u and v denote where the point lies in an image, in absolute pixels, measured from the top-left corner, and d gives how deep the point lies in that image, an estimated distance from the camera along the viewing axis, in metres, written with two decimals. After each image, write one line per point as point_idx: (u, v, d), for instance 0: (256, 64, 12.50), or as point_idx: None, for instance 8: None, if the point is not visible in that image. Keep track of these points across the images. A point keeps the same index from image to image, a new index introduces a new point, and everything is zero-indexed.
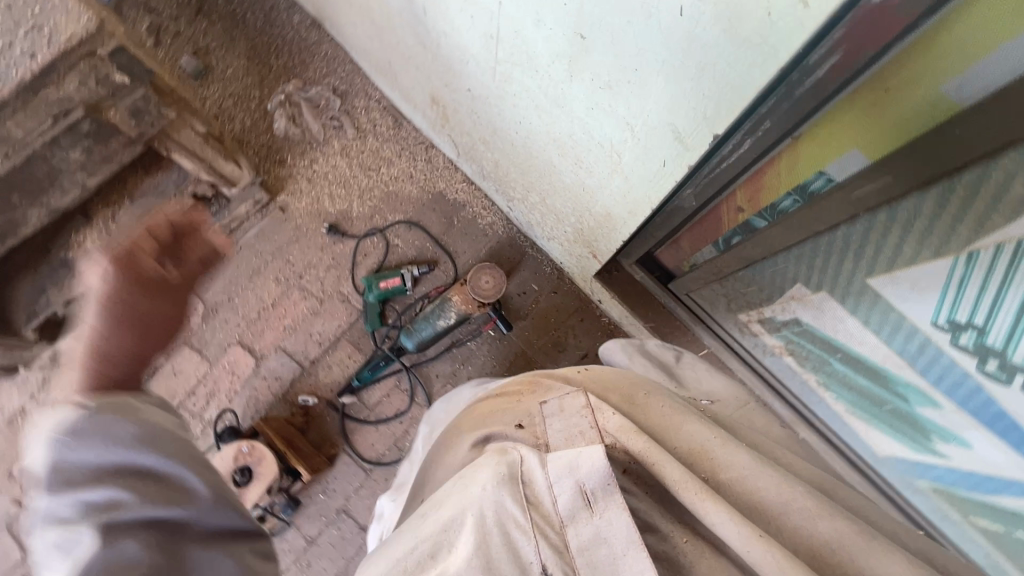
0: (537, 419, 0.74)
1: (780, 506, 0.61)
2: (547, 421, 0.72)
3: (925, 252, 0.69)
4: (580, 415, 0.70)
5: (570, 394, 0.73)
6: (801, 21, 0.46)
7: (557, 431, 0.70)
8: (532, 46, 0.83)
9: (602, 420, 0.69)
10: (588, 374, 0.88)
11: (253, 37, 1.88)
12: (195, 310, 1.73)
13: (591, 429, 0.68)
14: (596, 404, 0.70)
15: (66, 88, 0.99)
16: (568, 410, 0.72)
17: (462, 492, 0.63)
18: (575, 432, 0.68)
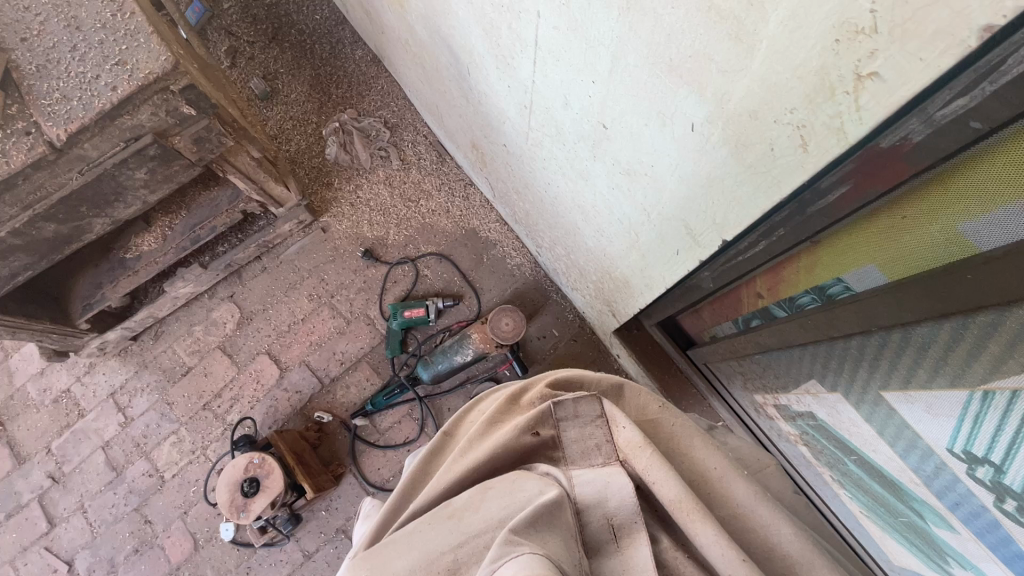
0: (549, 422, 0.68)
1: (767, 545, 0.56)
2: (561, 425, 0.67)
3: (941, 380, 0.65)
4: (594, 425, 0.67)
5: (585, 399, 0.69)
6: (801, 161, 0.47)
7: (572, 442, 0.66)
8: (561, 124, 0.85)
9: (615, 432, 0.65)
10: (610, 383, 0.75)
11: (318, 66, 2.01)
12: (232, 316, 1.83)
13: (606, 443, 0.65)
14: (610, 413, 0.67)
15: (139, 117, 1.10)
16: (583, 416, 0.68)
17: (513, 489, 0.60)
18: (590, 445, 0.65)
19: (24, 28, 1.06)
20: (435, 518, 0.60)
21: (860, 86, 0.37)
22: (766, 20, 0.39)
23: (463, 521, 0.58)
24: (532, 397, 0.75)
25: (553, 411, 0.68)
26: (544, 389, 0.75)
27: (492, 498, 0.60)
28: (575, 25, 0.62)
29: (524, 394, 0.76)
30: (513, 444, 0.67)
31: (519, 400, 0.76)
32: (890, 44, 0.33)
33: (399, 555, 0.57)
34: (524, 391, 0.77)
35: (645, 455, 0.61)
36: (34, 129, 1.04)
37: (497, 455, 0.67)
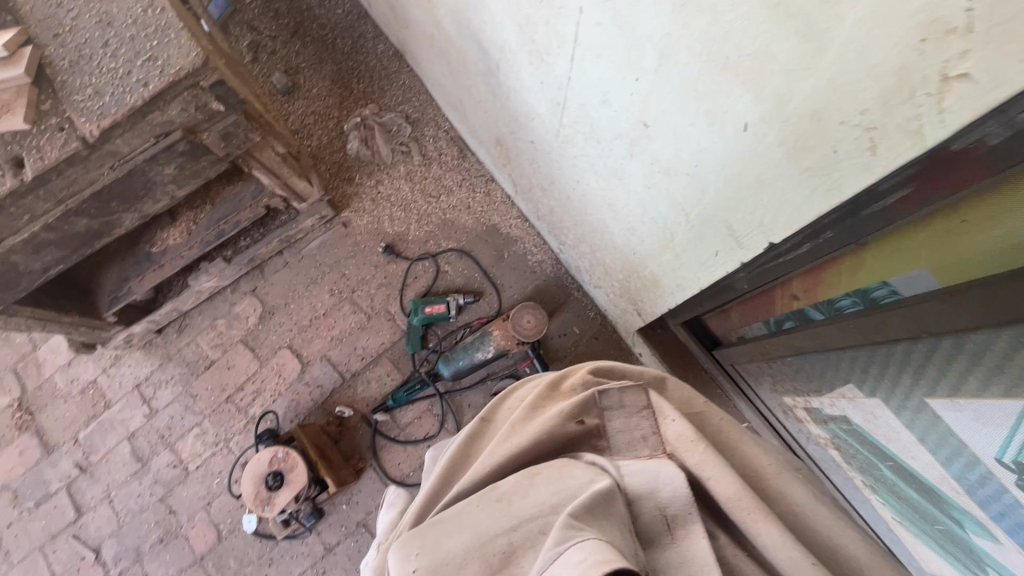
0: (593, 412, 0.63)
1: (826, 545, 0.52)
2: (605, 415, 0.62)
3: (995, 389, 0.63)
4: (640, 416, 0.61)
5: (631, 389, 0.63)
6: (868, 164, 0.45)
7: (616, 432, 0.61)
8: (597, 121, 0.84)
9: (664, 424, 0.60)
10: (654, 374, 0.69)
11: (340, 61, 2.00)
12: (254, 310, 1.84)
13: (654, 434, 0.60)
14: (658, 405, 0.61)
15: (169, 113, 1.11)
16: (630, 406, 0.62)
17: (563, 473, 0.56)
18: (637, 436, 0.60)
19: (57, 23, 1.09)
20: (481, 501, 0.56)
21: (944, 87, 0.35)
22: (843, 17, 0.37)
23: (513, 504, 0.54)
24: (574, 382, 0.69)
25: (598, 399, 0.63)
26: (586, 376, 0.70)
27: (541, 484, 0.55)
28: (622, 21, 0.61)
29: (565, 379, 0.71)
30: (555, 432, 0.62)
31: (560, 385, 0.70)
32: (986, 44, 0.31)
33: (449, 536, 0.54)
34: (565, 377, 0.71)
35: (699, 450, 0.56)
36: (67, 125, 1.05)
37: (539, 443, 0.62)
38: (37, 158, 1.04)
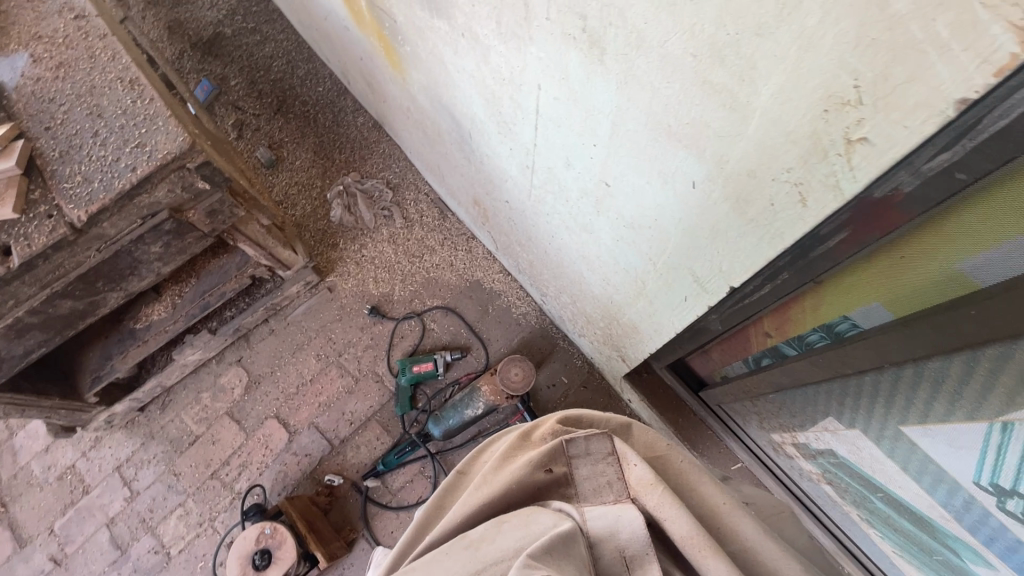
0: (560, 459, 0.64)
1: None
2: (573, 463, 0.63)
3: (959, 413, 0.66)
4: (606, 463, 0.62)
5: (597, 435, 0.64)
6: (800, 215, 0.50)
7: (584, 480, 0.61)
8: (564, 182, 0.90)
9: (627, 469, 0.61)
10: (619, 423, 0.71)
11: (321, 134, 2.10)
12: (240, 381, 1.82)
13: (618, 480, 0.60)
14: (621, 449, 0.62)
15: (156, 195, 1.14)
16: (594, 452, 0.63)
17: (529, 521, 0.56)
18: (602, 482, 0.60)
19: (49, 117, 1.16)
20: (450, 548, 0.56)
21: (850, 148, 0.40)
22: (758, 92, 0.43)
23: (479, 550, 0.54)
24: (543, 432, 0.70)
25: (564, 447, 0.64)
26: (556, 425, 0.71)
27: (508, 530, 0.55)
28: (576, 96, 0.67)
29: (536, 430, 0.71)
30: (523, 480, 0.62)
31: (531, 436, 0.71)
32: (875, 113, 0.36)
33: None
34: (535, 428, 0.72)
35: (657, 493, 0.57)
36: (55, 211, 1.09)
37: (508, 492, 0.62)
38: (24, 245, 1.07)
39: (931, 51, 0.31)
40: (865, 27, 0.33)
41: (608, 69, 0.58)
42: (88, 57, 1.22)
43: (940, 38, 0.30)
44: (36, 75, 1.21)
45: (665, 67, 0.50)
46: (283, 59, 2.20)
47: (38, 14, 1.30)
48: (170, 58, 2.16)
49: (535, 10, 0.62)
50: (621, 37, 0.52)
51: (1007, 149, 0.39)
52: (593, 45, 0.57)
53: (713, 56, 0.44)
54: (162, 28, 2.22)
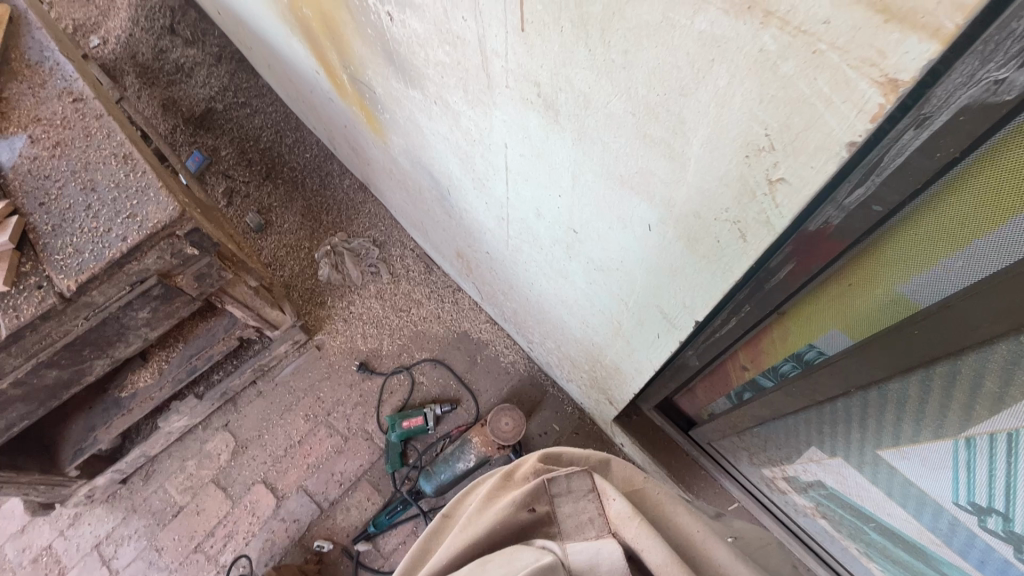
0: (543, 497, 0.64)
1: None
2: (555, 502, 0.63)
3: (926, 433, 0.68)
4: (587, 500, 0.63)
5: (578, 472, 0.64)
6: (743, 249, 0.54)
7: (566, 518, 0.62)
8: (536, 231, 0.94)
9: (607, 504, 0.62)
10: (598, 459, 0.71)
11: (310, 197, 2.17)
12: (227, 446, 1.79)
13: (599, 515, 0.61)
14: (601, 484, 0.63)
15: (146, 262, 1.18)
16: (576, 489, 0.64)
17: (511, 559, 0.56)
18: (584, 519, 0.61)
19: (44, 194, 1.21)
20: None
21: (773, 189, 0.45)
22: (690, 142, 0.48)
23: None
24: (525, 471, 0.71)
25: (547, 486, 0.64)
26: (537, 463, 0.71)
27: (492, 569, 0.55)
28: (539, 152, 0.72)
29: (518, 469, 0.72)
30: (508, 520, 0.62)
31: (514, 475, 0.71)
32: (787, 157, 0.41)
33: None
34: (517, 466, 0.72)
35: (635, 524, 0.58)
36: (45, 283, 1.12)
37: (495, 533, 0.62)
38: (12, 316, 1.08)
39: (818, 104, 0.36)
40: (765, 86, 0.38)
41: (563, 128, 0.63)
42: (84, 136, 1.29)
43: (823, 93, 0.35)
44: (32, 155, 1.27)
45: (611, 124, 0.55)
46: (272, 129, 2.31)
47: (37, 99, 1.38)
48: (162, 132, 2.24)
49: (496, 79, 0.68)
50: (571, 100, 0.58)
51: (909, 181, 0.44)
52: (548, 107, 0.63)
53: (649, 113, 0.50)
54: (156, 104, 2.29)
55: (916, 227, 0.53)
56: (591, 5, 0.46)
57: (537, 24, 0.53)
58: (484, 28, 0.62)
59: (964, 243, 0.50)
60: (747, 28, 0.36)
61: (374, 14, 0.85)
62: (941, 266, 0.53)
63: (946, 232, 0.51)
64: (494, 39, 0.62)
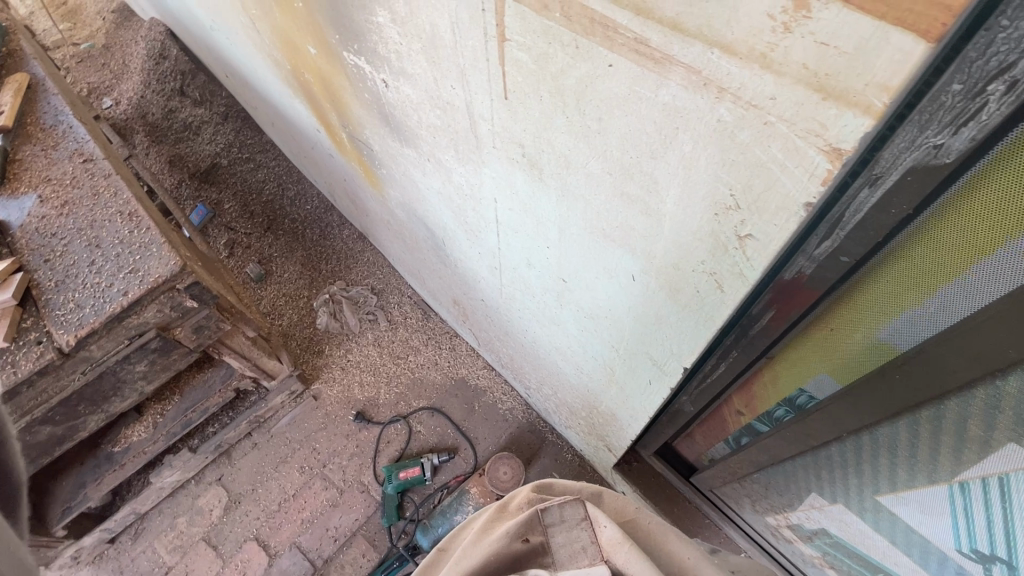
0: (537, 527, 0.63)
1: None
2: (548, 532, 0.63)
3: (921, 477, 0.68)
4: (580, 528, 0.63)
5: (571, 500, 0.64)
6: (721, 300, 0.56)
7: (560, 547, 0.62)
8: (527, 279, 0.97)
9: (599, 532, 0.62)
10: (591, 489, 0.71)
11: (310, 247, 2.22)
12: (219, 501, 1.74)
13: (592, 544, 0.62)
14: (592, 513, 0.63)
15: (145, 315, 1.19)
16: (569, 519, 0.63)
17: None
18: (578, 548, 0.62)
19: (49, 251, 1.24)
20: None
21: (743, 244, 0.47)
22: (664, 200, 0.51)
23: None
24: (519, 502, 0.70)
25: (541, 517, 0.64)
26: (531, 494, 0.70)
27: None
28: (526, 207, 0.76)
29: (512, 500, 0.71)
30: (503, 550, 0.61)
31: (508, 506, 0.70)
32: (753, 215, 0.43)
33: None
34: (511, 498, 0.71)
35: (625, 550, 0.59)
36: (45, 337, 1.13)
37: (488, 566, 0.61)
38: (10, 372, 1.10)
39: (774, 168, 0.38)
40: (726, 151, 0.41)
41: (548, 185, 0.66)
42: (92, 195, 1.34)
43: (778, 158, 0.38)
44: (41, 214, 1.31)
45: (590, 182, 0.58)
46: (275, 182, 2.39)
47: (49, 160, 1.44)
48: (168, 187, 2.32)
49: (483, 140, 0.72)
50: (553, 160, 0.61)
51: (872, 235, 0.46)
52: (532, 166, 0.66)
53: (624, 173, 0.53)
54: (163, 161, 2.38)
55: (891, 273, 0.54)
56: (566, 78, 0.50)
57: (518, 93, 0.57)
58: (471, 95, 0.66)
59: (933, 290, 0.52)
60: (705, 101, 0.39)
61: (370, 81, 0.90)
62: (916, 310, 0.55)
63: (917, 277, 0.52)
64: (480, 104, 0.66)
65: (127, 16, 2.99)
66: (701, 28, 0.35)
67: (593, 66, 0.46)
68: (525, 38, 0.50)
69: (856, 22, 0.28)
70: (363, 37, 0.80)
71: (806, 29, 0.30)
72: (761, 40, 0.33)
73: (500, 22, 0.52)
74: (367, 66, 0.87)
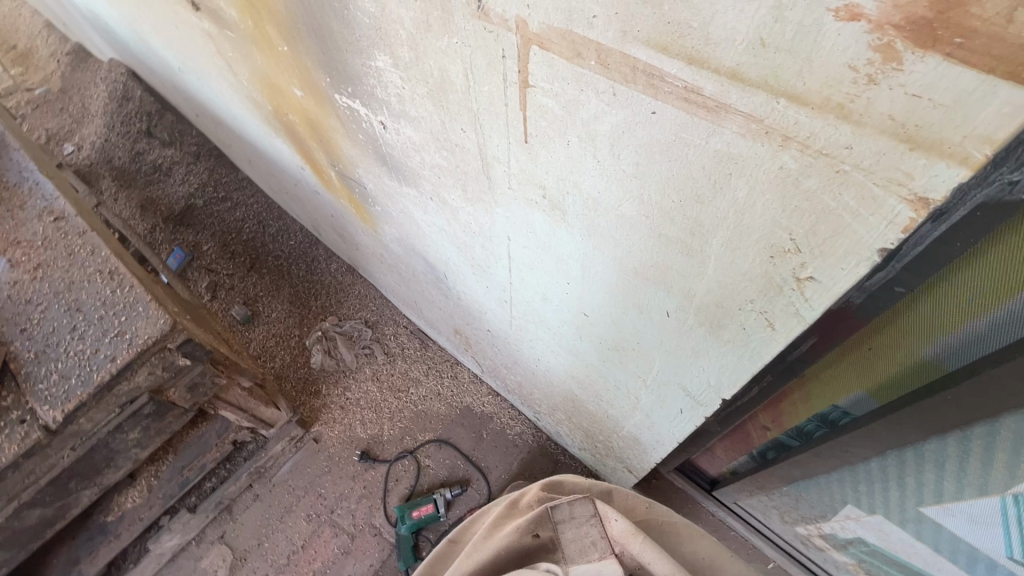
0: (549, 524, 0.68)
1: None
2: (559, 528, 0.68)
3: (970, 489, 0.68)
4: (590, 524, 0.68)
5: (580, 499, 0.70)
6: (771, 337, 0.54)
7: (570, 542, 0.67)
8: (542, 312, 0.94)
9: (609, 526, 0.67)
10: (600, 488, 0.78)
11: (297, 284, 2.15)
12: (223, 560, 1.64)
13: (602, 538, 0.67)
14: (602, 509, 0.68)
15: (137, 379, 1.12)
16: (579, 515, 0.68)
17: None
18: (588, 542, 0.67)
19: (25, 319, 1.17)
20: None
21: (801, 285, 0.45)
22: (709, 242, 0.49)
23: None
24: (529, 500, 0.77)
25: (551, 513, 0.69)
26: (540, 492, 0.77)
27: None
28: (545, 245, 0.73)
29: (522, 498, 0.78)
30: (516, 542, 0.67)
31: (518, 504, 0.77)
32: (814, 258, 0.42)
33: None
34: (521, 495, 0.78)
35: (638, 541, 0.65)
36: (28, 416, 1.05)
37: (502, 557, 0.66)
38: None
39: (846, 215, 0.37)
40: (787, 198, 0.39)
41: (571, 226, 0.64)
42: (67, 255, 1.27)
43: (849, 205, 0.37)
44: (12, 279, 1.23)
45: (623, 224, 0.56)
46: (254, 220, 2.31)
47: (17, 221, 1.36)
48: (141, 233, 2.22)
49: (497, 181, 0.69)
50: (579, 202, 0.59)
51: (928, 269, 0.45)
52: (554, 208, 0.63)
53: (663, 216, 0.51)
54: (134, 206, 2.29)
55: (936, 295, 0.54)
56: (599, 124, 0.47)
57: (541, 137, 0.55)
58: (484, 137, 0.63)
59: (984, 311, 0.52)
60: (765, 149, 0.37)
61: (365, 123, 0.87)
62: (967, 329, 0.54)
63: (967, 300, 0.52)
64: (495, 147, 0.63)
65: (82, 56, 2.87)
66: (766, 78, 0.33)
67: (632, 113, 0.44)
68: (552, 85, 0.48)
69: (957, 75, 0.27)
70: (358, 81, 0.77)
71: (896, 81, 0.29)
72: (838, 91, 0.31)
73: (523, 69, 0.49)
74: (363, 108, 0.83)
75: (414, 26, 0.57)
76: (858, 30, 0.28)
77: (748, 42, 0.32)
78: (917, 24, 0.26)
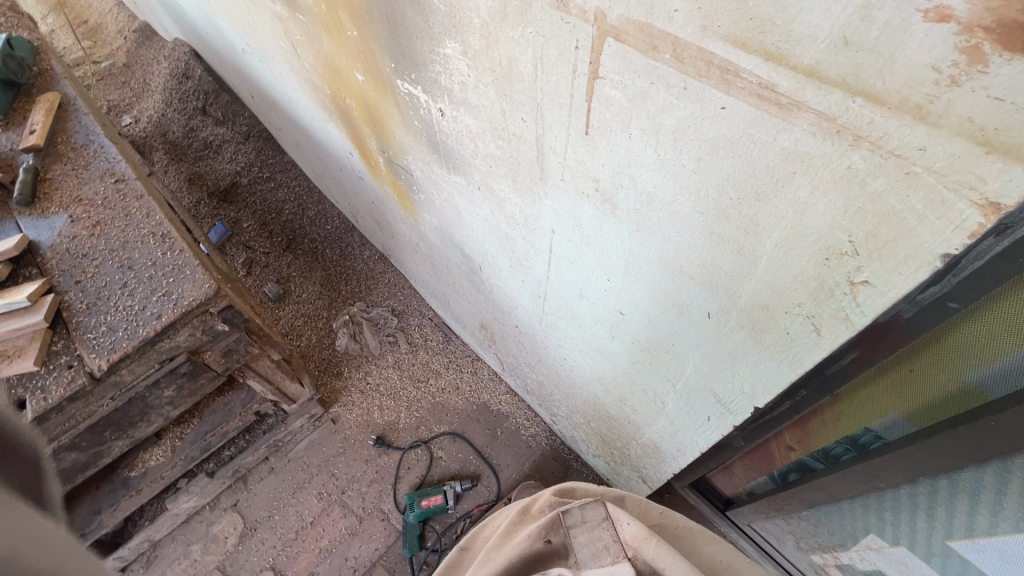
0: (560, 531, 0.68)
1: None
2: (570, 533, 0.67)
3: (1004, 524, 0.66)
4: (602, 527, 0.67)
5: (590, 503, 0.69)
6: (815, 343, 0.54)
7: (582, 547, 0.66)
8: (576, 308, 0.95)
9: (620, 530, 0.66)
10: (613, 494, 0.78)
11: (330, 267, 2.20)
12: (234, 528, 1.68)
13: (614, 542, 0.66)
14: (613, 512, 0.68)
15: (177, 339, 1.16)
16: (590, 520, 0.68)
17: None
18: (600, 546, 0.66)
19: (80, 272, 1.23)
20: None
21: (855, 289, 0.46)
22: (763, 242, 0.50)
23: None
24: (541, 505, 0.78)
25: (563, 518, 0.68)
26: (552, 497, 0.79)
27: None
28: (589, 239, 0.74)
29: (534, 504, 0.79)
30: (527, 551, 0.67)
31: (530, 510, 0.78)
32: (872, 261, 0.43)
33: None
34: (533, 502, 0.79)
35: (652, 545, 0.63)
36: (76, 362, 1.11)
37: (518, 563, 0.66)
38: (40, 398, 1.07)
39: (911, 218, 0.38)
40: (852, 199, 0.40)
41: (621, 221, 0.65)
42: (124, 216, 1.33)
43: (916, 208, 0.37)
44: (72, 234, 1.30)
45: (676, 220, 0.57)
46: (295, 202, 2.38)
47: (80, 179, 1.43)
48: (187, 205, 2.31)
49: (550, 173, 0.71)
50: (632, 196, 0.60)
51: (985, 286, 0.45)
52: (606, 201, 0.65)
53: (719, 214, 0.52)
54: (182, 179, 2.38)
55: (988, 317, 0.53)
56: (665, 117, 0.49)
57: (603, 129, 0.56)
58: (545, 128, 0.65)
59: None
60: (835, 148, 0.38)
61: (424, 109, 0.90)
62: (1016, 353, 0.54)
63: (1018, 323, 0.52)
64: (553, 138, 0.65)
65: (148, 34, 3.01)
66: (845, 76, 0.34)
67: (701, 108, 0.45)
68: (623, 77, 0.50)
69: None
70: (424, 67, 0.80)
71: (978, 84, 0.30)
72: (918, 91, 0.32)
73: (595, 60, 0.51)
74: (424, 94, 0.86)
75: (489, 15, 0.60)
76: (946, 31, 0.29)
77: (831, 41, 0.34)
78: (1009, 27, 0.27)
